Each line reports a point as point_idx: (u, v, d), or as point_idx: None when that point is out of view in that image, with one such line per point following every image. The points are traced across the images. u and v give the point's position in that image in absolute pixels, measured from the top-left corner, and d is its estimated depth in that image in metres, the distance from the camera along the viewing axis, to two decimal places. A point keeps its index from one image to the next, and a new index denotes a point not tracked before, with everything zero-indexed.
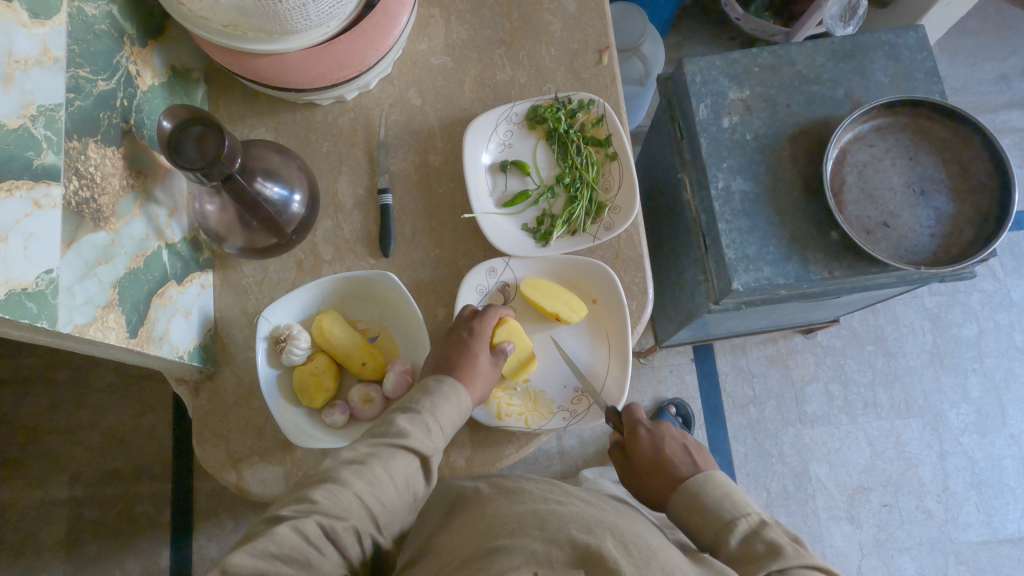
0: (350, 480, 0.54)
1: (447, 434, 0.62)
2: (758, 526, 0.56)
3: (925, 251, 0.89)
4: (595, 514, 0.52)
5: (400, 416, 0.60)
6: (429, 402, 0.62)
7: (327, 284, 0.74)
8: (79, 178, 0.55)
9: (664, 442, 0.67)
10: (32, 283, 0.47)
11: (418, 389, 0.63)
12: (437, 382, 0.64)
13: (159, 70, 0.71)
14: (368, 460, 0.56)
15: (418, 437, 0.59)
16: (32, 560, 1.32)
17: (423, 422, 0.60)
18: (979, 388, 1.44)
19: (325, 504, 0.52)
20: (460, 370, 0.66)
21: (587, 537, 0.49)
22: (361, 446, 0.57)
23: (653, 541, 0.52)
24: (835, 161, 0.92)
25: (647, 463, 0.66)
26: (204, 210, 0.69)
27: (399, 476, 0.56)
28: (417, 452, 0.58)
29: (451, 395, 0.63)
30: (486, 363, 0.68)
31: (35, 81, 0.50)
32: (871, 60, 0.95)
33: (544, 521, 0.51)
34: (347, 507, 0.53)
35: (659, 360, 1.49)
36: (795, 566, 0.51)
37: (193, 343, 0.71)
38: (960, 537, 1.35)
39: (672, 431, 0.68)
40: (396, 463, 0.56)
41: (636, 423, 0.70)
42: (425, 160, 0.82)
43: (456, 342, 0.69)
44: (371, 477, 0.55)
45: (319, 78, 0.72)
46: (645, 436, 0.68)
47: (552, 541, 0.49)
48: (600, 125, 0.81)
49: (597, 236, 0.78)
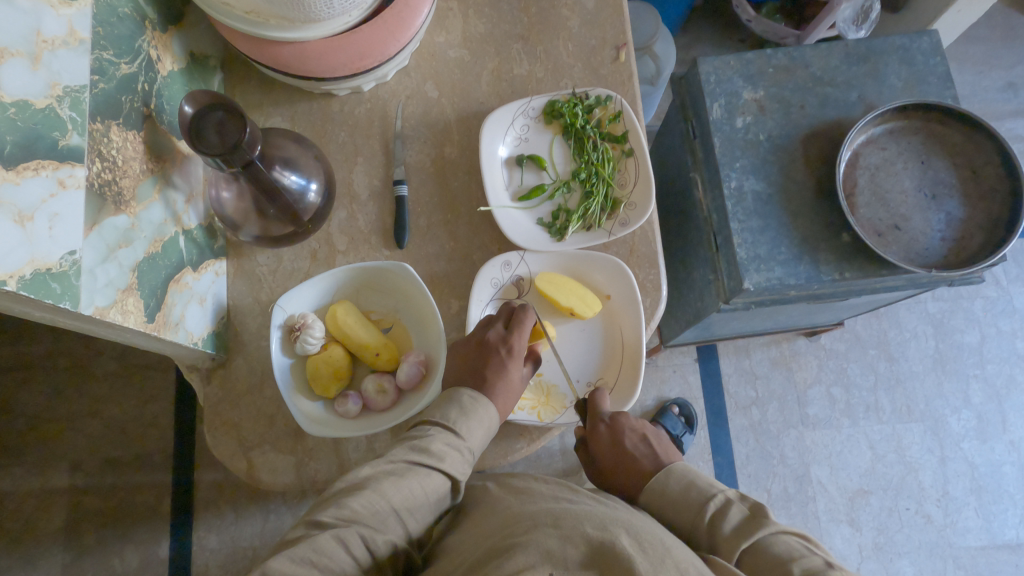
0: (388, 491, 0.54)
1: (477, 450, 0.62)
2: (725, 504, 0.57)
3: (936, 255, 0.89)
4: (609, 512, 0.52)
5: (439, 435, 0.60)
6: (464, 424, 0.61)
7: (342, 274, 0.73)
8: (102, 161, 0.54)
9: (624, 437, 0.67)
10: (56, 264, 0.47)
11: (454, 405, 0.63)
12: (471, 398, 0.63)
13: (179, 56, 0.71)
14: (407, 474, 0.56)
15: (453, 461, 0.59)
16: (30, 547, 1.31)
17: (459, 446, 0.60)
18: (980, 394, 1.45)
19: (363, 513, 0.52)
20: (494, 389, 0.65)
21: (603, 534, 0.49)
22: (396, 458, 0.57)
23: (667, 539, 0.50)
24: (848, 163, 0.93)
25: (611, 464, 0.67)
26: (220, 197, 0.68)
27: (431, 494, 0.57)
28: (449, 475, 0.58)
29: (484, 418, 0.63)
30: (517, 384, 0.68)
31: (62, 62, 0.50)
32: (885, 63, 0.96)
33: (558, 518, 0.50)
34: (382, 519, 0.53)
35: (663, 360, 1.49)
36: (762, 538, 0.53)
37: (207, 331, 0.71)
38: (959, 542, 1.36)
39: (631, 422, 0.68)
40: (431, 481, 0.57)
41: (597, 418, 0.70)
42: (441, 153, 0.82)
43: (491, 357, 0.67)
44: (408, 491, 0.55)
45: (340, 67, 0.72)
46: (604, 432, 0.69)
47: (567, 538, 0.48)
48: (617, 121, 0.82)
49: (613, 231, 0.78)
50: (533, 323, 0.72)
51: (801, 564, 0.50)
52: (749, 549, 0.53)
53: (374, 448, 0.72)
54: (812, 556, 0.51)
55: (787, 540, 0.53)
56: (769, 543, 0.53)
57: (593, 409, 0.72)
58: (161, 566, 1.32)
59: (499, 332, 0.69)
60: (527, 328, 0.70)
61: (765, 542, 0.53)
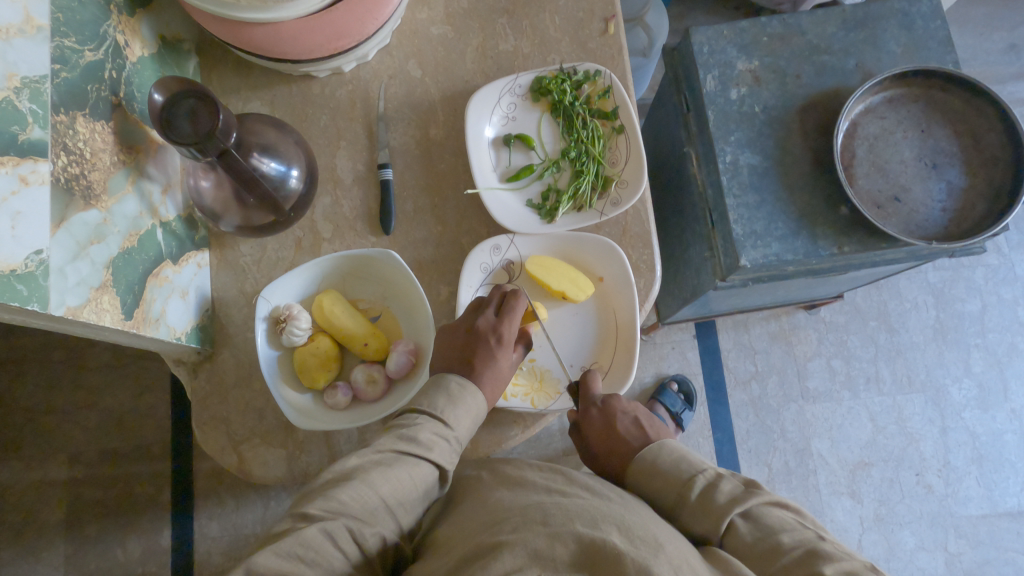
0: (377, 483, 0.53)
1: (465, 439, 0.61)
2: (714, 479, 0.57)
3: (936, 226, 0.87)
4: (599, 507, 0.51)
5: (427, 425, 0.58)
6: (452, 412, 0.60)
7: (327, 263, 0.72)
8: (68, 154, 0.52)
9: (615, 416, 0.66)
10: (21, 264, 0.45)
11: (441, 392, 0.61)
12: (459, 385, 0.62)
13: (149, 41, 0.68)
14: (395, 464, 0.55)
15: (441, 451, 0.58)
16: (32, 540, 1.31)
17: (447, 437, 0.59)
18: (982, 363, 1.43)
19: (352, 506, 0.51)
20: (481, 376, 0.64)
21: (593, 531, 0.48)
22: (383, 448, 0.56)
23: (660, 534, 0.49)
24: (846, 133, 0.90)
25: (603, 445, 0.65)
26: (198, 186, 0.66)
27: (420, 486, 0.56)
28: (438, 466, 0.58)
29: (472, 406, 0.62)
30: (506, 372, 0.67)
31: (19, 52, 0.48)
32: (883, 29, 0.92)
33: (548, 516, 0.50)
34: (371, 512, 0.52)
35: (661, 337, 1.48)
36: (755, 505, 0.54)
37: (191, 324, 0.70)
38: (960, 511, 1.36)
39: (623, 405, 0.67)
40: (420, 472, 0.56)
41: (589, 403, 0.69)
42: (426, 134, 0.80)
43: (479, 346, 0.66)
44: (397, 482, 0.54)
45: (317, 47, 0.69)
46: (597, 416, 0.67)
47: (556, 537, 0.47)
48: (607, 96, 0.79)
49: (604, 211, 0.76)
50: (524, 308, 0.71)
51: (791, 534, 0.51)
52: (742, 514, 0.53)
53: (366, 439, 0.71)
54: (804, 530, 0.52)
55: (779, 513, 0.53)
56: (761, 513, 0.53)
57: (585, 393, 0.70)
58: (163, 556, 1.32)
59: (490, 319, 0.68)
60: (518, 316, 0.69)
61: (759, 511, 0.54)
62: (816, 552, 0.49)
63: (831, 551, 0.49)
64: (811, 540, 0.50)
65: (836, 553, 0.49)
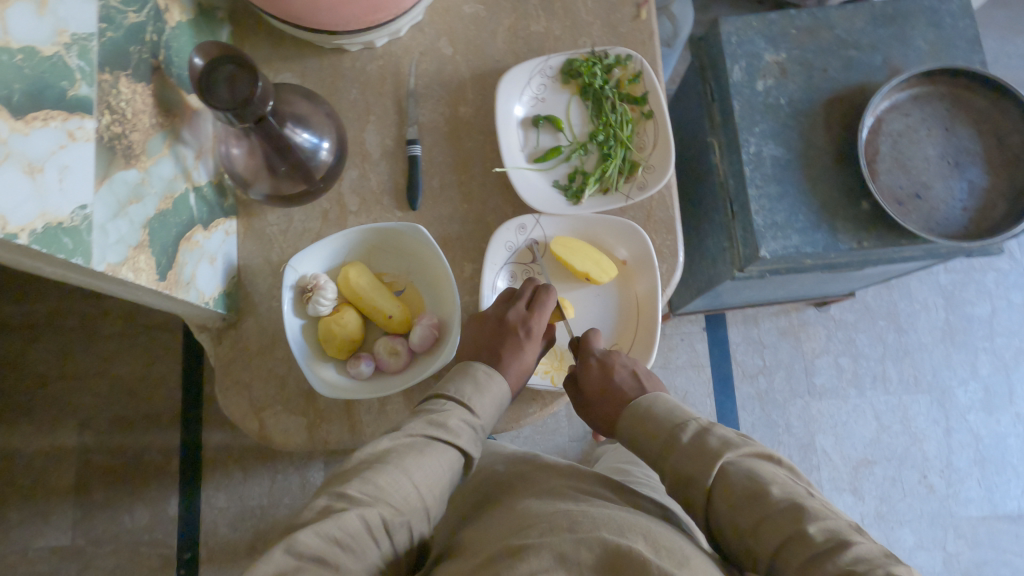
0: (411, 469, 0.53)
1: (489, 425, 0.61)
2: (707, 426, 0.57)
3: (956, 225, 0.88)
4: (627, 518, 0.51)
5: (456, 412, 0.59)
6: (478, 400, 0.60)
7: (354, 235, 0.72)
8: (111, 113, 0.53)
9: (613, 367, 0.68)
10: (67, 218, 0.46)
11: (468, 379, 0.62)
12: (484, 372, 0.63)
13: (186, 7, 0.69)
14: (426, 450, 0.55)
15: (468, 438, 0.58)
16: (42, 503, 1.33)
17: (474, 424, 0.59)
18: (988, 366, 1.44)
19: (388, 491, 0.52)
20: (506, 366, 0.65)
21: (621, 539, 0.48)
22: (412, 431, 0.56)
23: (685, 548, 0.50)
24: (870, 129, 0.90)
25: (596, 391, 0.67)
26: (230, 153, 0.67)
27: (450, 471, 0.56)
28: (464, 452, 0.58)
29: (497, 394, 0.62)
30: (531, 366, 0.67)
31: (69, 9, 0.48)
32: (912, 26, 0.92)
33: (576, 523, 0.50)
34: (405, 498, 0.52)
35: (671, 328, 1.48)
36: (744, 457, 0.54)
37: (218, 291, 0.70)
38: (960, 512, 1.37)
39: (622, 359, 0.69)
40: (448, 457, 0.56)
41: (589, 352, 0.70)
42: (455, 112, 0.80)
43: (507, 336, 0.66)
44: (429, 470, 0.54)
45: (352, 19, 0.69)
46: (594, 366, 0.69)
47: (583, 541, 0.47)
48: (636, 82, 0.79)
49: (630, 196, 0.77)
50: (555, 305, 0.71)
51: (781, 486, 0.51)
52: (731, 462, 0.53)
53: (387, 410, 0.72)
54: (794, 486, 0.52)
55: (771, 468, 0.53)
56: (750, 465, 0.53)
57: (586, 346, 0.72)
58: (170, 525, 1.33)
59: (520, 312, 0.68)
60: (548, 310, 0.69)
61: (748, 464, 0.53)
62: (801, 507, 0.49)
63: (816, 509, 0.49)
64: (799, 496, 0.51)
65: (819, 511, 0.49)
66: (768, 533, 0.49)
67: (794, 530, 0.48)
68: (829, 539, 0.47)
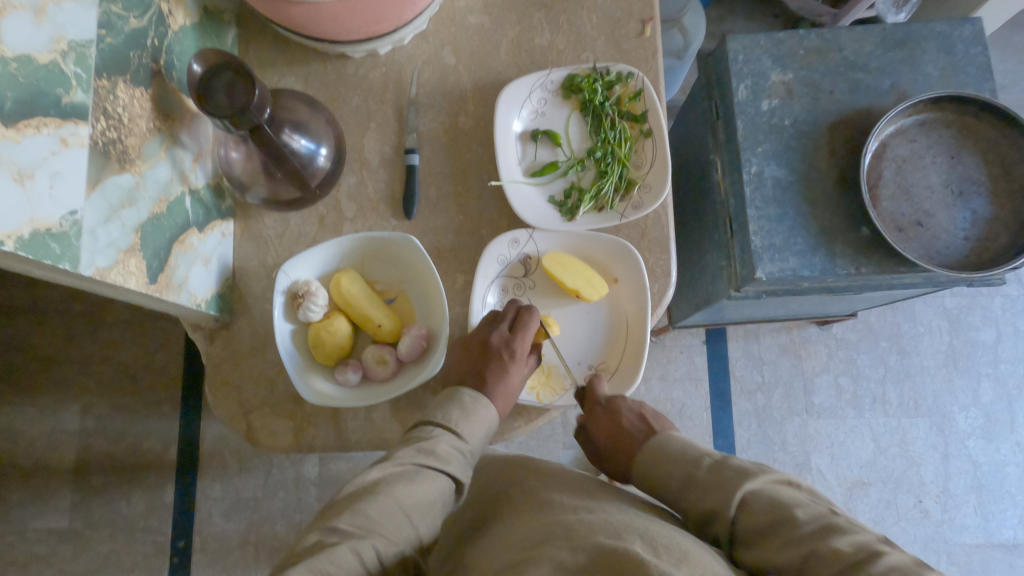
0: (402, 497, 0.54)
1: (478, 450, 0.62)
2: (722, 458, 0.59)
3: (957, 254, 0.87)
4: (622, 519, 0.52)
5: (444, 437, 0.59)
6: (466, 425, 0.61)
7: (348, 243, 0.73)
8: (107, 119, 0.53)
9: (620, 411, 0.69)
10: (56, 224, 0.47)
11: (455, 404, 0.62)
12: (472, 396, 0.63)
13: (191, 11, 0.69)
14: (416, 477, 0.56)
15: (458, 464, 0.59)
16: (41, 485, 1.35)
17: (462, 449, 0.60)
18: (991, 393, 1.43)
19: (379, 522, 0.52)
20: (492, 390, 0.65)
21: (615, 541, 0.48)
22: (404, 459, 0.57)
23: (684, 543, 0.50)
24: (874, 154, 0.90)
25: (609, 437, 0.68)
26: (228, 156, 0.67)
27: (440, 498, 0.57)
28: (454, 478, 0.58)
29: (485, 418, 0.63)
30: (516, 387, 0.68)
31: (68, 15, 0.49)
32: (922, 51, 0.91)
33: (571, 531, 0.51)
34: (397, 526, 0.53)
35: (670, 340, 1.48)
36: (764, 484, 0.55)
37: (211, 292, 0.71)
38: (954, 538, 1.36)
39: (629, 403, 0.70)
40: (438, 484, 0.56)
41: (596, 399, 0.72)
42: (455, 122, 0.80)
43: (492, 360, 0.67)
44: (420, 497, 0.55)
45: (354, 29, 0.70)
46: (603, 413, 0.70)
47: (577, 549, 0.48)
48: (637, 99, 0.79)
49: (625, 215, 0.77)
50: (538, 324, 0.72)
51: (806, 509, 0.52)
52: (752, 490, 0.55)
53: (374, 418, 0.72)
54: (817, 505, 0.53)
55: (793, 492, 0.54)
56: (771, 491, 0.55)
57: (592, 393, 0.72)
58: (164, 513, 1.35)
59: (502, 334, 0.69)
60: (531, 332, 0.70)
61: (770, 491, 0.54)
62: (830, 524, 0.50)
63: (843, 524, 0.50)
64: (824, 515, 0.51)
65: (848, 525, 0.50)
66: (787, 548, 0.50)
67: (819, 546, 0.49)
68: (859, 551, 0.47)
